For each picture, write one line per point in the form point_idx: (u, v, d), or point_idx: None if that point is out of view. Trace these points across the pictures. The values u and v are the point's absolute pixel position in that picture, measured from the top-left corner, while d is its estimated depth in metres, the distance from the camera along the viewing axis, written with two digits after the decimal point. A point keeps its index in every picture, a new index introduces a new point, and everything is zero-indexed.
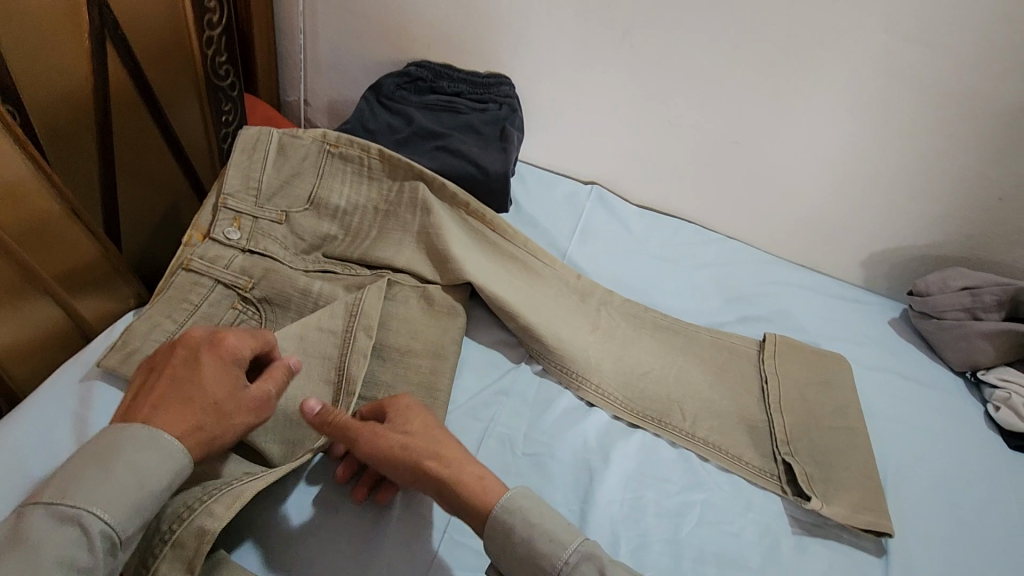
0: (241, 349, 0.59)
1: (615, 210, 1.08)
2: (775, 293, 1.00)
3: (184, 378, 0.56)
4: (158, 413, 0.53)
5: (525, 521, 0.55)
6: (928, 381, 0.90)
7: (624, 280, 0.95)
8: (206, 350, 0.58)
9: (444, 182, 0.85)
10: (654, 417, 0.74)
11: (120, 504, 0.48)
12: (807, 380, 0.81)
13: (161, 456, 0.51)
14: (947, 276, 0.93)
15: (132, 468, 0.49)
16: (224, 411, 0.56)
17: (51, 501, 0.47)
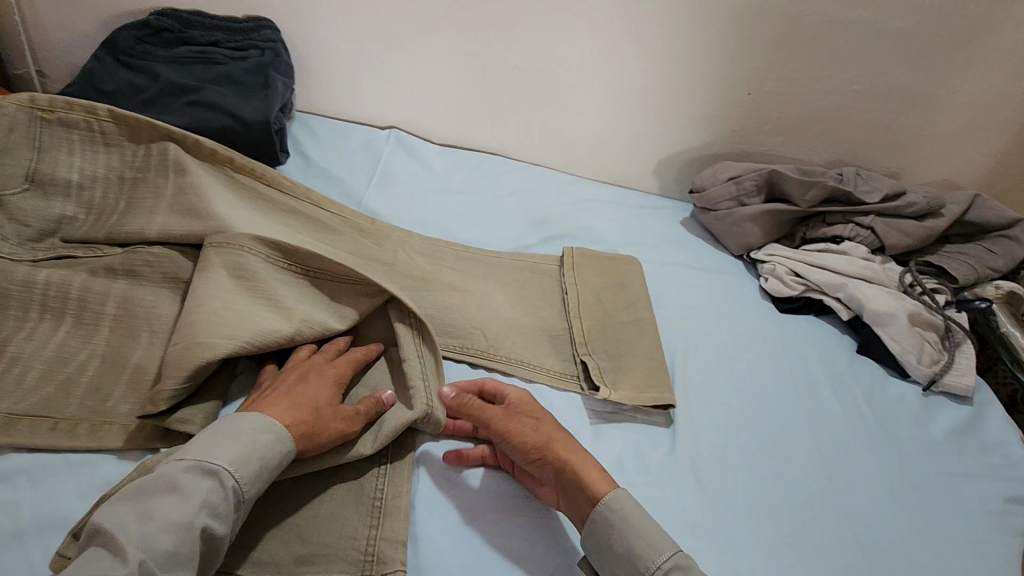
0: (327, 366, 0.65)
1: (416, 151, 1.06)
2: (577, 209, 1.04)
3: (281, 388, 0.61)
4: (274, 407, 0.58)
5: (624, 522, 0.57)
6: (712, 267, 1.00)
7: (426, 218, 0.94)
8: (290, 368, 0.63)
9: (199, 138, 0.76)
10: (456, 344, 0.75)
11: (250, 465, 0.52)
12: (603, 284, 0.86)
13: (269, 438, 0.54)
14: (717, 170, 1.03)
15: (255, 438, 0.54)
16: (327, 416, 0.60)
17: (191, 458, 0.51)
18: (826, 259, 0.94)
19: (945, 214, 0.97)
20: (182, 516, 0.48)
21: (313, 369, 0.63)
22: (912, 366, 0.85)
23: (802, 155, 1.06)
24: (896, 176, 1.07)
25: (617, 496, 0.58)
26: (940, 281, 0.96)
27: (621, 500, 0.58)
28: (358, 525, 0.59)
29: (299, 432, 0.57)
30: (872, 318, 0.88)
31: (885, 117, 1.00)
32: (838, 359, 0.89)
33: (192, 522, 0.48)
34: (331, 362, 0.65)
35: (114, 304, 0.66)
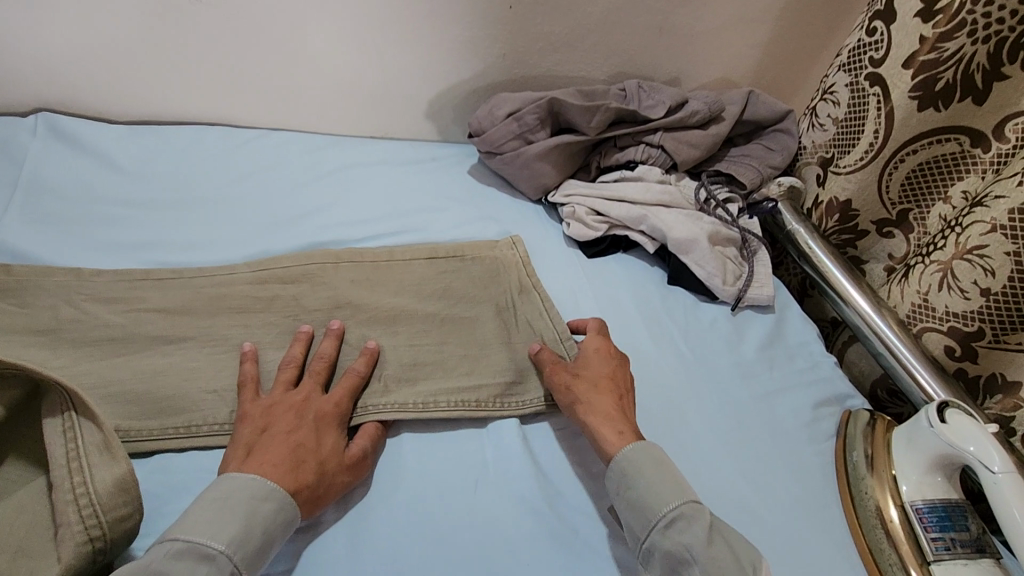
0: (329, 403, 0.55)
1: (83, 140, 0.75)
2: (337, 182, 0.83)
3: (303, 425, 0.52)
4: (265, 466, 0.49)
5: (628, 483, 0.54)
6: (510, 222, 0.86)
7: (113, 240, 0.66)
8: (278, 411, 0.53)
9: None
10: (177, 426, 0.53)
11: (248, 546, 0.44)
12: (392, 286, 0.71)
13: (272, 506, 0.46)
14: (493, 105, 0.87)
15: (256, 511, 0.46)
16: (331, 471, 0.51)
17: (187, 538, 0.43)
18: (624, 191, 0.86)
19: (726, 117, 0.93)
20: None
21: (310, 406, 0.54)
22: (719, 290, 0.82)
23: (582, 73, 0.95)
24: (676, 83, 1.01)
25: (636, 457, 0.56)
26: (731, 189, 0.93)
27: (633, 462, 0.55)
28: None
29: (304, 498, 0.49)
30: (677, 247, 0.82)
31: (656, 18, 0.90)
32: (650, 298, 0.82)
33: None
34: (328, 398, 0.56)
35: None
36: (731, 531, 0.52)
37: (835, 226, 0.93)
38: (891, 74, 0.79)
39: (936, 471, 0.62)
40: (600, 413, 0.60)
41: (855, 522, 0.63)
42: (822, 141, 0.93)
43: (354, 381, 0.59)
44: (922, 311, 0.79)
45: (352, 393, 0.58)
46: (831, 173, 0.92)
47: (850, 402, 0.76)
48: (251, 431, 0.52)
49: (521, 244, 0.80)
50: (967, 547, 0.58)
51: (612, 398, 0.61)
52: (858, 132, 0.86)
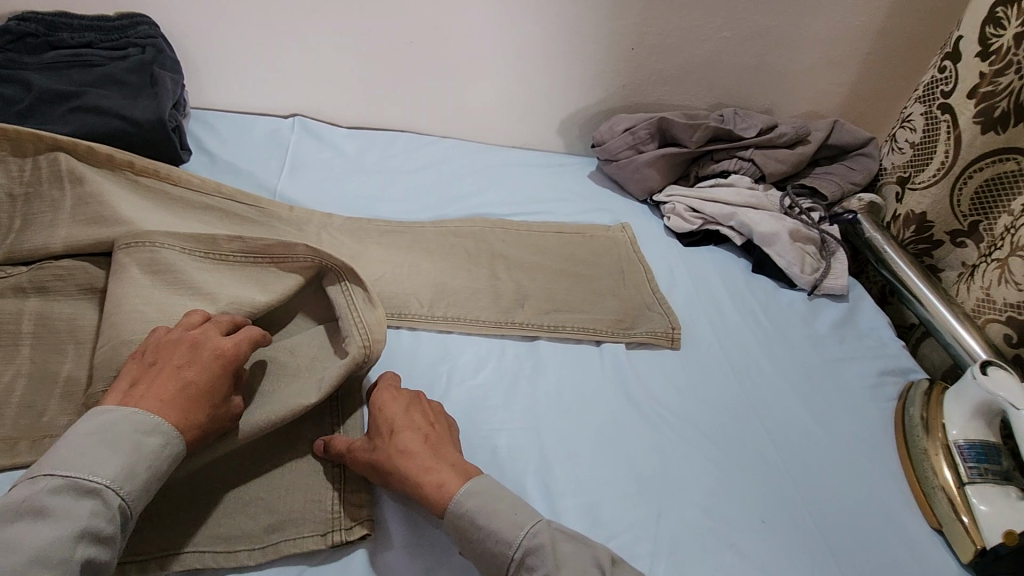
0: (224, 347, 0.59)
1: (322, 135, 1.06)
2: (489, 176, 1.08)
3: (193, 364, 0.56)
4: (155, 402, 0.53)
5: (475, 524, 0.55)
6: (622, 214, 1.07)
7: (344, 200, 0.94)
8: (170, 350, 0.57)
9: (93, 144, 0.74)
10: (393, 312, 0.78)
11: (133, 480, 0.49)
12: (533, 248, 0.94)
13: (158, 442, 0.51)
14: (613, 123, 1.10)
15: (142, 445, 0.50)
16: (216, 418, 0.56)
17: (63, 471, 0.47)
18: (718, 193, 1.05)
19: (812, 140, 1.10)
20: (62, 547, 0.44)
21: (205, 347, 0.58)
22: (797, 277, 0.97)
23: (687, 101, 1.16)
24: (769, 112, 1.19)
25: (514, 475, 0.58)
26: (814, 200, 1.09)
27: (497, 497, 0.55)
28: (321, 491, 0.62)
29: (188, 437, 0.54)
30: (761, 239, 0.99)
31: (753, 58, 1.11)
32: (737, 280, 0.99)
33: (75, 555, 0.44)
34: (224, 339, 0.59)
35: (28, 321, 0.64)
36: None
37: (912, 237, 1.05)
38: (958, 103, 0.94)
39: (978, 417, 0.74)
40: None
41: (907, 458, 0.75)
42: (900, 162, 1.07)
43: (255, 335, 0.62)
44: (986, 304, 0.90)
45: (248, 347, 0.60)
46: (908, 189, 1.05)
47: (913, 376, 0.88)
48: (139, 368, 0.56)
49: (630, 228, 1.01)
50: (997, 475, 0.69)
51: (420, 448, 0.60)
52: (931, 153, 1.00)
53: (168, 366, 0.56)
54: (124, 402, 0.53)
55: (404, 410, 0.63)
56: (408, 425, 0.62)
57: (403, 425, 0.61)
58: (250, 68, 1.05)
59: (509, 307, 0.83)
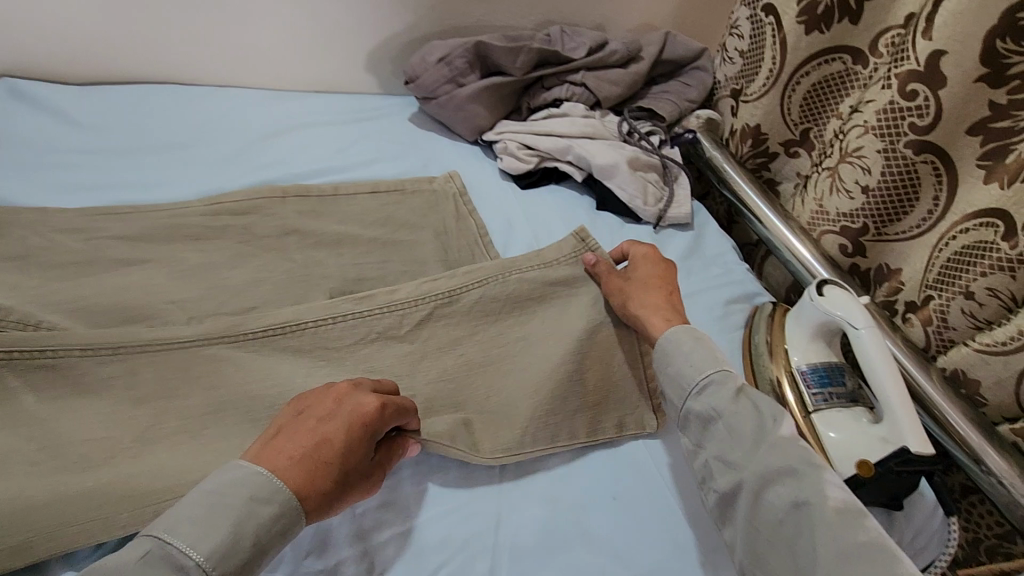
0: (373, 405, 0.53)
1: (36, 98, 0.81)
2: (283, 131, 0.89)
3: (338, 419, 0.51)
4: (282, 460, 0.48)
5: (670, 358, 0.62)
6: (447, 161, 0.93)
7: (72, 186, 0.72)
8: (320, 398, 0.53)
9: None
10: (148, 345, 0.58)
11: (229, 560, 0.43)
12: (341, 217, 0.77)
13: (271, 510, 0.45)
14: (425, 53, 0.93)
15: (255, 513, 0.45)
16: (350, 477, 0.51)
17: (164, 542, 0.42)
18: (551, 126, 0.93)
19: (644, 56, 1.01)
20: None
21: (350, 402, 0.53)
22: (641, 210, 0.90)
23: (510, 21, 1.01)
24: (601, 29, 1.08)
25: (678, 336, 0.63)
26: (653, 122, 1.01)
27: (682, 335, 0.62)
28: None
29: (310, 504, 0.48)
30: (601, 172, 0.90)
31: None
32: (580, 221, 0.90)
33: None
34: (369, 396, 0.53)
35: None
36: (758, 392, 0.59)
37: (749, 152, 1.02)
38: (782, 3, 0.88)
39: (819, 339, 0.71)
40: (651, 304, 0.66)
41: (755, 391, 0.73)
42: (732, 73, 1.01)
43: (407, 401, 0.56)
44: (821, 216, 0.88)
45: (404, 406, 0.55)
46: (741, 103, 1.00)
47: (758, 299, 0.86)
48: (290, 414, 0.52)
49: (458, 178, 0.87)
50: (843, 397, 0.67)
51: (666, 298, 0.67)
52: (759, 61, 0.94)
53: (314, 416, 0.51)
54: (260, 454, 0.48)
55: (647, 279, 0.69)
56: (654, 279, 0.69)
57: (639, 279, 0.69)
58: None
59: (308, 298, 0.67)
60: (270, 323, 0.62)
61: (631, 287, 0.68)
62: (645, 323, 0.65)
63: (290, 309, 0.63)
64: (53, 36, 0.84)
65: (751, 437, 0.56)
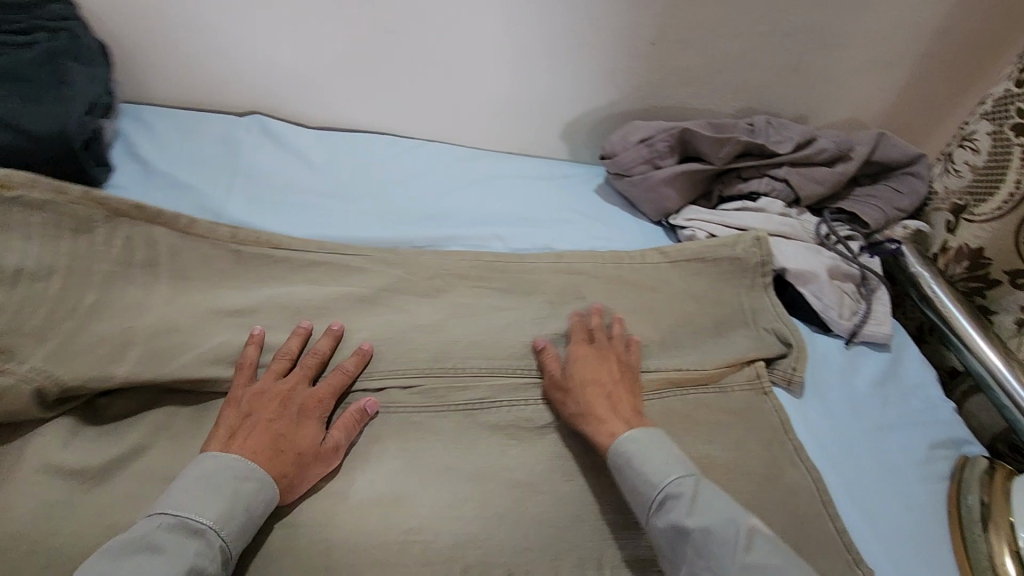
0: (313, 398, 0.60)
1: (285, 139, 0.90)
2: (479, 188, 0.92)
3: (277, 421, 0.57)
4: (246, 453, 0.54)
5: (632, 464, 0.58)
6: (632, 240, 0.93)
7: (305, 217, 0.80)
8: (265, 399, 0.58)
9: (8, 173, 0.61)
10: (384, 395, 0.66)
11: (231, 521, 0.50)
12: (531, 286, 0.80)
13: (253, 486, 0.52)
14: (626, 132, 0.95)
15: (239, 490, 0.51)
16: (305, 463, 0.56)
17: (178, 513, 0.49)
18: (746, 220, 0.90)
19: (854, 157, 0.95)
20: None
21: (296, 399, 0.59)
22: (834, 322, 0.84)
23: (712, 105, 1.00)
24: (803, 121, 1.04)
25: (639, 440, 0.59)
26: (852, 227, 0.95)
27: (636, 443, 0.59)
28: None
29: (283, 483, 0.54)
30: (794, 277, 0.86)
31: (790, 57, 0.95)
32: (764, 316, 0.84)
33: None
34: (314, 391, 0.61)
35: None
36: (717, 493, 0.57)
37: (962, 273, 0.91)
38: None
39: None
40: (595, 419, 0.62)
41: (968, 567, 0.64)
42: (956, 187, 0.93)
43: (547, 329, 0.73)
44: None
45: (340, 388, 0.62)
46: (962, 220, 0.90)
47: (967, 448, 0.76)
48: (236, 415, 0.57)
49: (766, 243, 0.86)
50: None
51: (607, 400, 0.64)
52: (998, 182, 0.85)
53: (268, 410, 0.58)
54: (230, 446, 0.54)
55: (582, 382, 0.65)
56: (596, 382, 0.65)
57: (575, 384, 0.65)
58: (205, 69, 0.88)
59: (502, 366, 0.69)
60: (472, 397, 0.67)
61: (574, 392, 0.65)
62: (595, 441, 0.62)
63: (489, 385, 0.68)
64: (295, 82, 0.91)
65: (724, 550, 0.52)
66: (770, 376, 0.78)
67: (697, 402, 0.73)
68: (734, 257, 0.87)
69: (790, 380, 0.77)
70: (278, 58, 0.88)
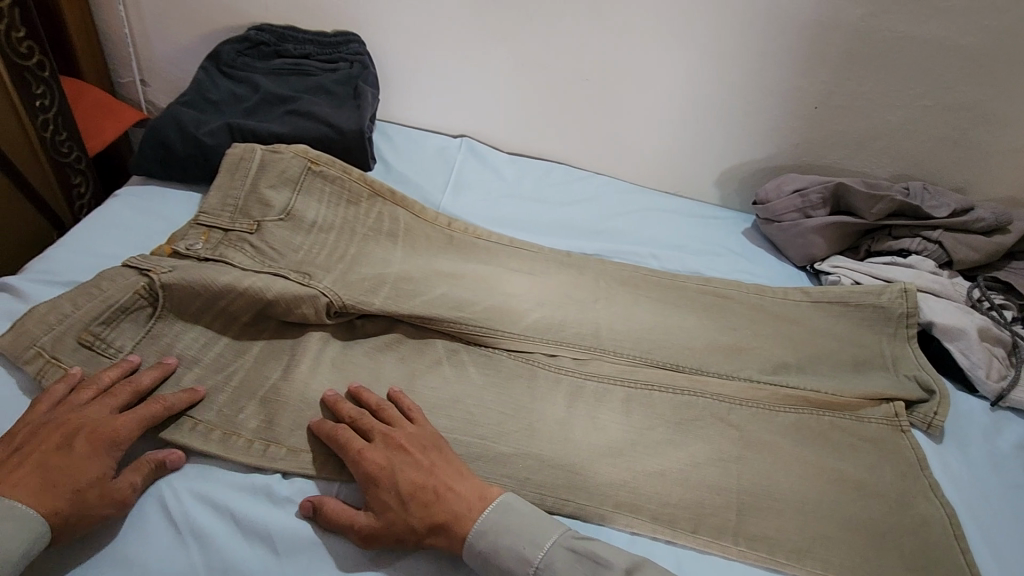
0: (112, 430, 0.60)
1: (486, 158, 1.10)
2: (640, 217, 1.07)
3: (76, 453, 0.58)
4: (19, 487, 0.55)
5: (491, 561, 0.59)
6: (777, 279, 1.00)
7: (498, 219, 1.00)
8: (64, 431, 0.59)
9: (320, 154, 0.85)
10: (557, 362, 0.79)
11: (2, 574, 0.51)
12: (683, 301, 0.91)
13: (15, 527, 0.53)
14: (781, 182, 1.04)
15: (1, 537, 0.52)
16: (89, 496, 0.57)
17: None
18: (894, 273, 0.95)
19: (1016, 230, 0.96)
20: None
21: (90, 430, 0.59)
22: (981, 381, 0.85)
23: (866, 168, 1.07)
24: (962, 191, 1.07)
25: (511, 537, 0.59)
26: (1009, 296, 0.96)
27: (505, 536, 0.59)
28: None
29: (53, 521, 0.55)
30: (941, 332, 0.89)
31: (953, 131, 1.01)
32: (906, 364, 0.87)
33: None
34: (118, 421, 0.61)
35: (238, 303, 0.71)
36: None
37: None
38: None
39: None
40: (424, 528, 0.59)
41: None
42: None
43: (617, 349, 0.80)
44: None
45: (151, 418, 0.63)
46: None
47: None
48: (19, 447, 0.58)
49: (913, 296, 0.90)
50: None
51: (433, 503, 0.60)
52: None
53: (50, 446, 0.58)
54: None
55: (408, 475, 0.61)
56: (421, 484, 0.61)
57: (401, 481, 0.61)
58: (432, 99, 1.11)
59: (655, 360, 0.80)
60: (628, 378, 0.78)
61: (384, 496, 0.60)
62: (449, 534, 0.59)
63: (642, 371, 0.79)
64: (499, 115, 1.11)
65: None
66: (909, 417, 0.81)
67: (834, 424, 0.78)
68: (879, 305, 0.92)
69: (929, 423, 0.80)
70: (491, 96, 1.09)
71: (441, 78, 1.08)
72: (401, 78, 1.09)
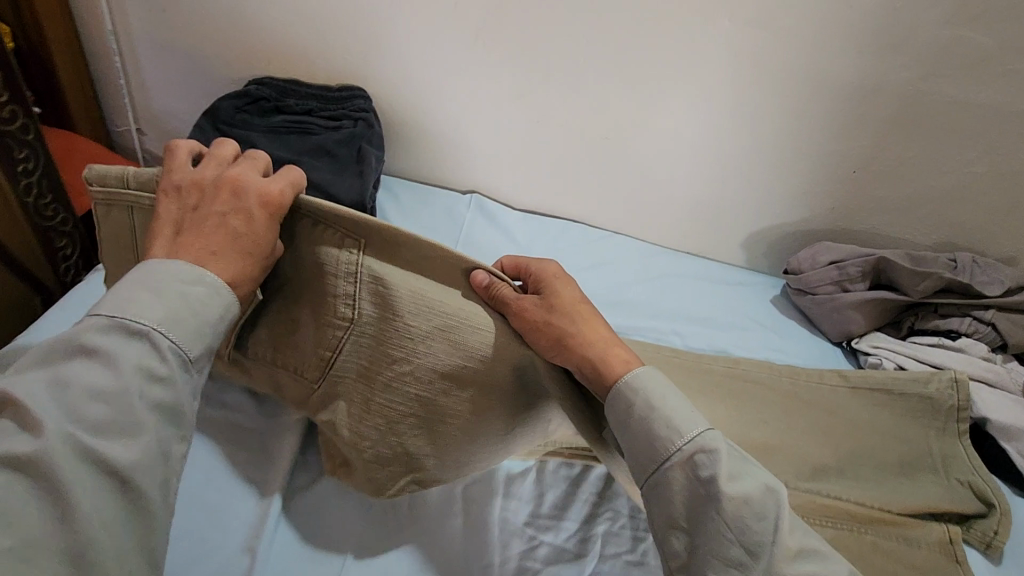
0: (244, 180, 0.59)
1: (496, 217, 1.03)
2: (661, 284, 0.99)
3: (236, 208, 0.58)
4: (204, 256, 0.56)
5: (635, 408, 0.56)
6: (810, 356, 0.92)
7: None
8: (209, 194, 0.58)
9: None
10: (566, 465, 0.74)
11: (179, 327, 0.51)
12: (708, 388, 0.83)
13: (203, 291, 0.53)
14: (815, 251, 0.96)
15: (187, 295, 0.52)
16: (243, 236, 0.57)
17: (107, 316, 0.49)
18: (940, 359, 0.87)
19: None
20: (117, 385, 0.47)
21: (247, 192, 0.58)
22: None
23: (907, 235, 1.00)
24: (1012, 263, 0.99)
25: (642, 377, 0.58)
26: None
27: (645, 381, 0.58)
28: None
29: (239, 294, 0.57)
30: (999, 431, 0.81)
31: (1004, 201, 0.93)
32: (957, 466, 0.79)
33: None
34: (266, 185, 0.59)
35: None
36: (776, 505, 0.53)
37: None
38: None
39: None
40: (600, 345, 0.61)
41: None
42: None
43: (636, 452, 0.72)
44: None
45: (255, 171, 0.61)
46: None
47: None
48: (171, 216, 0.58)
49: (965, 387, 0.82)
50: None
51: (575, 358, 0.61)
52: None
53: (218, 204, 0.58)
54: (172, 253, 0.56)
55: (546, 315, 0.62)
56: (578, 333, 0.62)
57: (569, 325, 0.62)
58: (441, 153, 1.05)
59: None
60: None
61: (545, 332, 0.62)
62: (605, 359, 0.60)
63: None
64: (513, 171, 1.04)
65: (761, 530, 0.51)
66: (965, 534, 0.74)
67: (876, 544, 0.70)
68: (926, 396, 0.83)
69: (988, 544, 0.73)
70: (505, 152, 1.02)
71: (452, 132, 1.01)
72: (410, 132, 1.03)
